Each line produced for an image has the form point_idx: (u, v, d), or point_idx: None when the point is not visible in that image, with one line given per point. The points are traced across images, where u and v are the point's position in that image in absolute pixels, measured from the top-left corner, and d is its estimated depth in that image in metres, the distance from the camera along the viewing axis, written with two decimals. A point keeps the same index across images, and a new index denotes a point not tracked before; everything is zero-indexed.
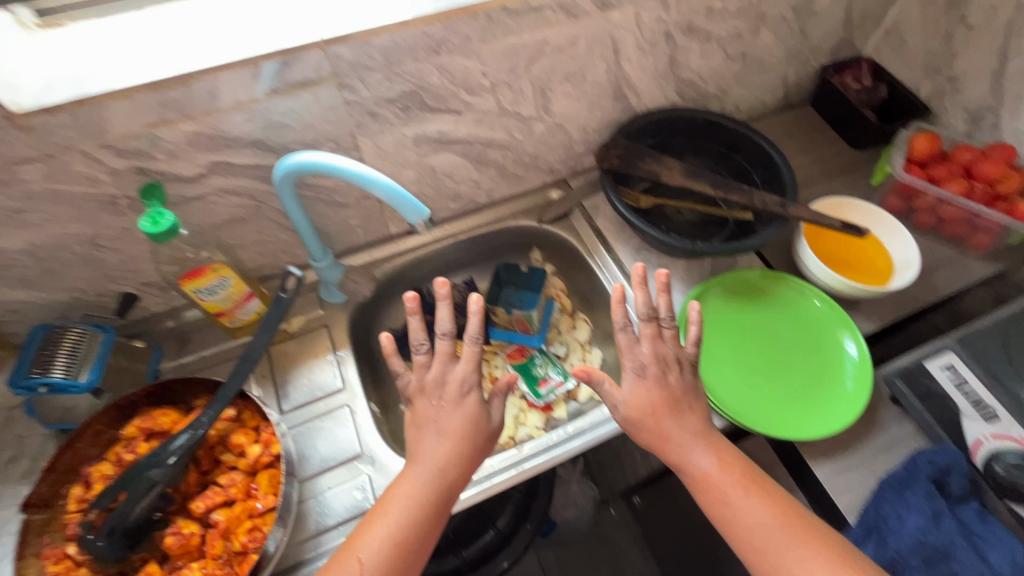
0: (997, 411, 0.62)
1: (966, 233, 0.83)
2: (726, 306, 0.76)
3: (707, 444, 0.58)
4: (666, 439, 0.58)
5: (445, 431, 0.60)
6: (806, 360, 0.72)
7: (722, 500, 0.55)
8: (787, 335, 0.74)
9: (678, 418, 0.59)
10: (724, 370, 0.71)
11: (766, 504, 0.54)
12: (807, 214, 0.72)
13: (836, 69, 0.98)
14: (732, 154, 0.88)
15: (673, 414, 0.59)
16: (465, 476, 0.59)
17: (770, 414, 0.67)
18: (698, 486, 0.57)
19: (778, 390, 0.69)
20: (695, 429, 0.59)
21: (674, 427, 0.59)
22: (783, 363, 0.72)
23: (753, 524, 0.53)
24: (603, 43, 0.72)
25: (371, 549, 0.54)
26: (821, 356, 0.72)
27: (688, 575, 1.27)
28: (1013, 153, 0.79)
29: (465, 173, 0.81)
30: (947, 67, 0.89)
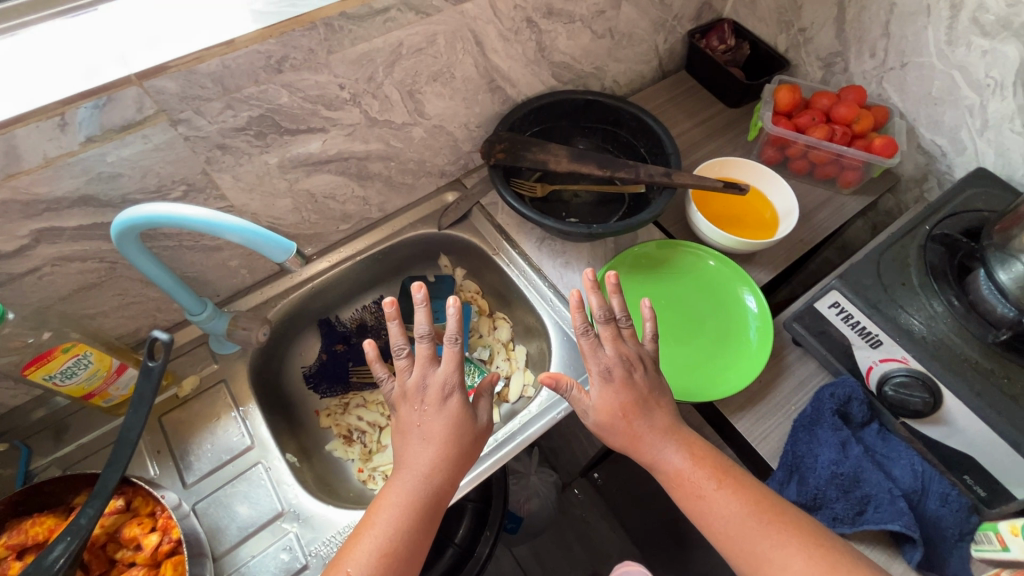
0: (880, 337, 0.64)
1: (836, 172, 0.88)
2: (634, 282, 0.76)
3: (667, 439, 0.59)
4: (638, 439, 0.59)
5: (430, 435, 0.58)
6: (712, 322, 0.74)
7: (698, 494, 0.56)
8: (693, 301, 0.76)
9: (648, 415, 0.59)
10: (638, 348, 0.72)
11: (733, 497, 0.55)
12: (690, 180, 0.74)
13: (702, 32, 1.02)
14: (617, 130, 0.89)
15: (644, 412, 0.59)
16: (452, 480, 0.57)
17: (686, 381, 0.69)
18: (670, 484, 0.58)
19: (691, 356, 0.72)
20: (664, 426, 0.59)
21: (646, 425, 0.59)
22: (692, 329, 0.74)
23: (723, 515, 0.54)
24: (464, 37, 0.69)
25: (362, 561, 0.52)
26: (726, 315, 0.74)
27: (654, 536, 1.32)
28: (863, 93, 0.85)
29: (349, 191, 0.76)
30: (797, 19, 0.94)
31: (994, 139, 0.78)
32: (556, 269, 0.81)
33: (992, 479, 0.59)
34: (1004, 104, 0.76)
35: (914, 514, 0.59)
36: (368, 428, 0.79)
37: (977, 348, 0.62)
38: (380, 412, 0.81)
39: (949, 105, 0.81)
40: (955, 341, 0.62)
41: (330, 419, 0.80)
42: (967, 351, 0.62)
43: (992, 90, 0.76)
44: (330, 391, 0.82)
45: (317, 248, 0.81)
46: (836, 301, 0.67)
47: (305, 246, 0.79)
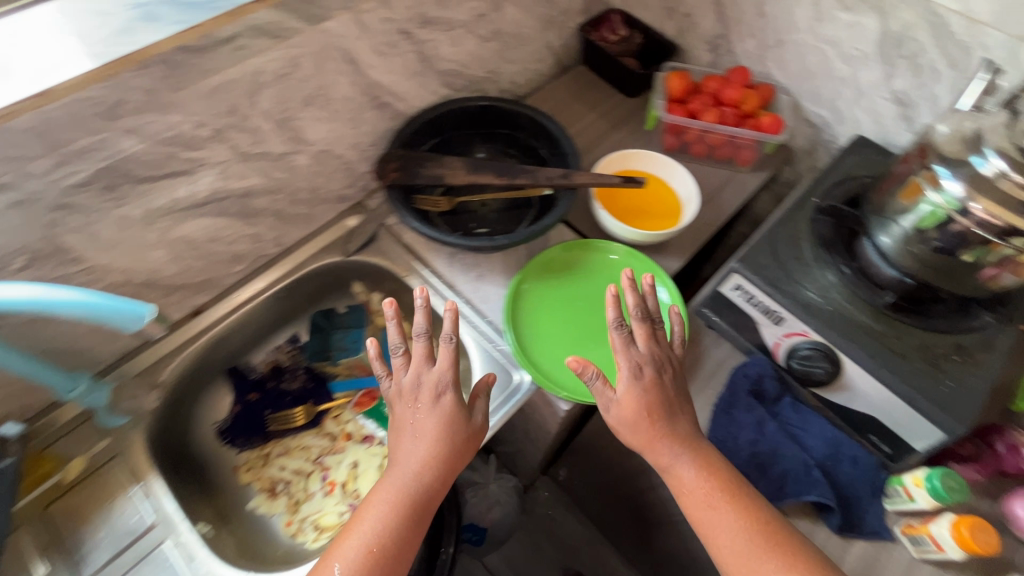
0: (781, 313, 0.66)
1: (732, 152, 0.91)
2: (546, 288, 0.76)
3: (685, 447, 0.58)
4: (656, 440, 0.58)
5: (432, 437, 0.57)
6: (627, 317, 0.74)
7: (708, 506, 0.56)
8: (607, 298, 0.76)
9: (671, 421, 0.59)
10: (558, 356, 0.71)
11: (741, 518, 0.55)
12: (589, 179, 0.74)
13: (593, 25, 1.01)
14: (516, 134, 0.87)
15: (667, 414, 0.59)
16: (445, 482, 0.56)
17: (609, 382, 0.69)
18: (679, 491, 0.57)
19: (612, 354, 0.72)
20: (684, 434, 0.58)
21: (667, 431, 0.58)
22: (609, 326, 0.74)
23: (727, 528, 0.55)
24: (334, 56, 0.65)
25: (345, 559, 0.52)
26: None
27: (618, 523, 1.34)
28: (748, 73, 0.88)
29: (235, 231, 0.71)
30: (680, 5, 0.95)
31: (868, 106, 0.82)
32: (470, 283, 0.79)
33: (894, 436, 0.62)
34: (872, 73, 0.79)
35: (829, 482, 0.61)
36: (293, 476, 0.75)
37: (868, 312, 0.65)
38: (304, 458, 0.77)
39: (825, 77, 0.84)
40: (848, 309, 0.65)
41: (251, 474, 0.75)
42: (860, 317, 0.64)
43: (859, 61, 0.79)
44: (248, 443, 0.77)
45: (211, 294, 0.75)
46: (738, 284, 0.68)
47: (197, 294, 0.73)
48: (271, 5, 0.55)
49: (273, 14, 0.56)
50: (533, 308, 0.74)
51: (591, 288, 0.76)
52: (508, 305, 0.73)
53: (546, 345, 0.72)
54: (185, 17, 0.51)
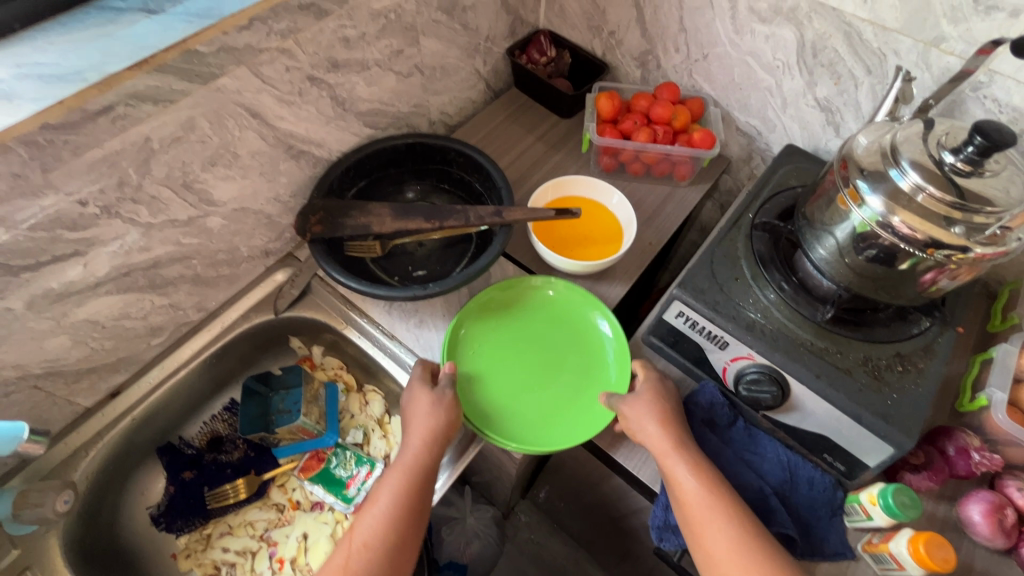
0: (725, 338, 0.64)
1: (670, 168, 0.90)
2: (486, 331, 0.73)
3: (696, 453, 0.59)
4: (669, 442, 0.59)
5: (429, 431, 0.61)
6: (571, 353, 0.72)
7: (712, 510, 0.55)
8: (550, 335, 0.73)
9: (684, 430, 0.60)
10: (501, 402, 0.68)
11: (743, 530, 0.53)
12: (522, 215, 0.72)
13: (520, 48, 0.99)
14: (449, 169, 0.84)
15: (680, 423, 0.61)
16: (431, 451, 0.61)
17: (557, 427, 0.67)
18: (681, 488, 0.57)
19: (557, 396, 0.69)
20: (692, 444, 0.59)
21: (681, 438, 0.59)
22: (554, 366, 0.71)
23: (728, 528, 0.54)
24: (234, 112, 0.61)
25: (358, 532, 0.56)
26: (583, 343, 0.73)
27: (600, 541, 1.32)
28: (677, 89, 0.87)
29: (148, 304, 0.66)
30: (604, 23, 0.94)
31: (795, 114, 0.82)
32: (410, 330, 0.75)
33: (846, 453, 0.61)
34: (795, 83, 0.79)
35: (786, 508, 0.60)
36: (237, 558, 0.70)
37: (808, 329, 0.64)
38: (249, 535, 0.72)
39: (751, 88, 0.84)
40: (790, 327, 0.63)
41: (191, 560, 0.70)
42: (802, 334, 0.63)
43: (781, 71, 0.80)
44: (186, 526, 0.71)
45: (130, 371, 0.70)
46: (680, 311, 0.66)
47: (112, 374, 0.68)
48: (149, 69, 0.50)
49: (153, 79, 0.52)
50: (473, 352, 0.72)
51: (531, 328, 0.74)
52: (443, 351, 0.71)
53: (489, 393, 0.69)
54: (47, 91, 0.47)
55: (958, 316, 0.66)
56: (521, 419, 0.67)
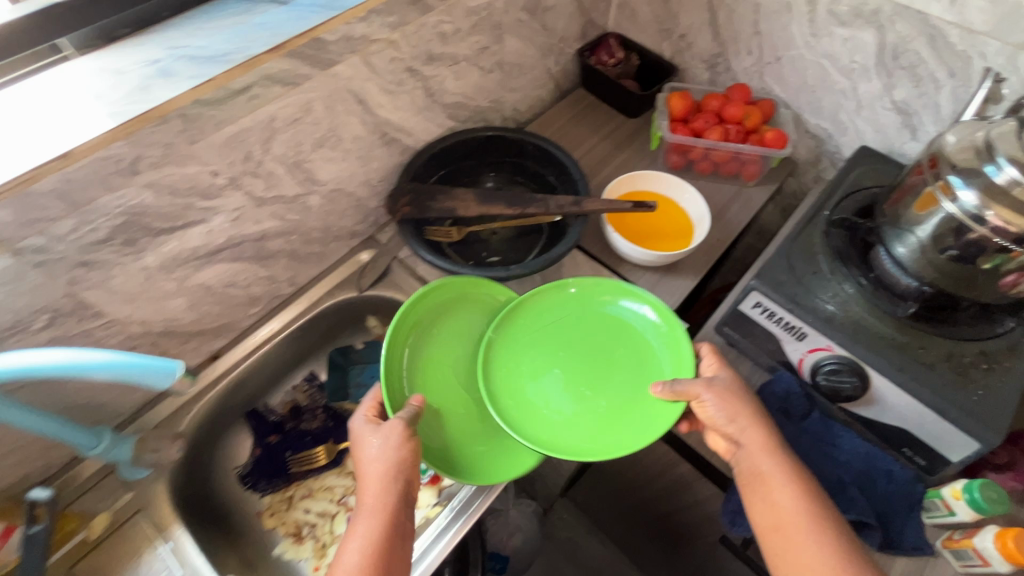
0: (804, 329, 0.65)
1: (738, 168, 0.91)
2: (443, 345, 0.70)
3: (784, 450, 0.59)
4: (757, 438, 0.59)
5: (381, 488, 0.55)
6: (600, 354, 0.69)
7: (802, 512, 0.55)
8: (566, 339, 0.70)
9: (769, 427, 0.60)
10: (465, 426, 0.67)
11: (828, 536, 0.54)
12: (600, 205, 0.75)
13: (590, 49, 1.03)
14: (524, 161, 0.88)
15: (766, 420, 0.61)
16: (386, 511, 0.55)
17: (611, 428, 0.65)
18: (767, 478, 0.57)
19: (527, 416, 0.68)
20: (778, 442, 0.60)
21: (768, 435, 0.60)
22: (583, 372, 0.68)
23: (810, 522, 0.54)
24: (344, 98, 0.65)
25: None
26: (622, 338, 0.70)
27: (642, 542, 1.31)
28: (749, 90, 0.89)
29: (251, 275, 0.71)
30: (675, 27, 0.96)
31: (870, 117, 0.83)
32: None
33: (926, 448, 0.62)
34: (871, 86, 0.80)
35: (866, 498, 0.61)
36: (318, 519, 0.74)
37: (889, 323, 0.64)
38: (328, 499, 0.76)
39: (825, 90, 0.86)
40: (869, 321, 0.64)
41: (275, 518, 0.74)
42: (882, 328, 0.64)
43: (858, 73, 0.81)
44: (270, 487, 0.76)
45: (227, 338, 0.75)
46: (757, 301, 0.67)
47: (214, 339, 0.73)
48: (283, 54, 0.56)
49: (286, 63, 0.56)
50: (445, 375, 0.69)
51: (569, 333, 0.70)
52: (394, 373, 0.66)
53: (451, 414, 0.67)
54: (200, 71, 0.52)
55: None
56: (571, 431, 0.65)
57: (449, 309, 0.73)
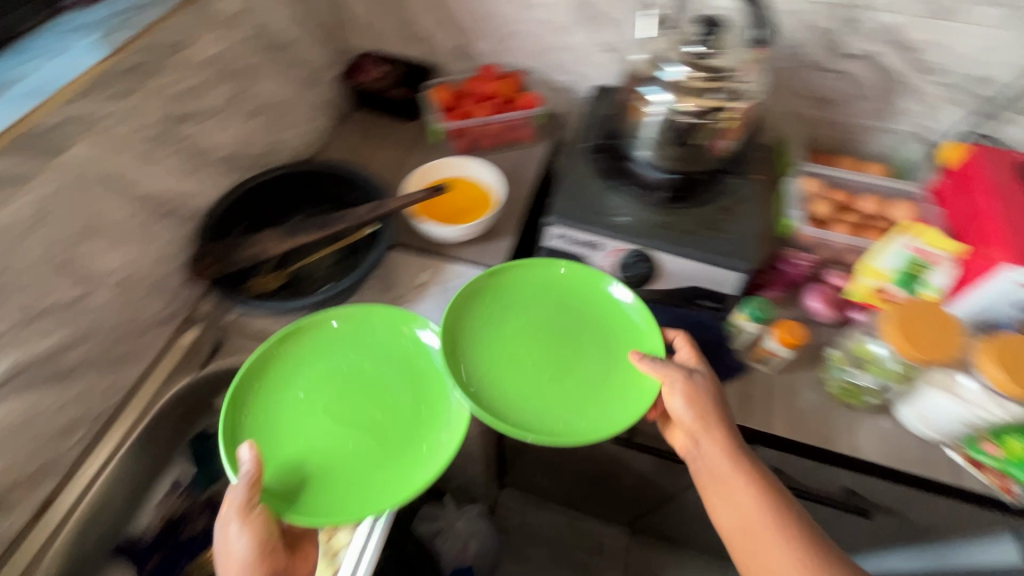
0: (596, 239, 0.77)
1: (517, 134, 1.01)
2: (313, 399, 0.69)
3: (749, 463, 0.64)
4: (720, 449, 0.65)
5: None
6: (576, 340, 0.75)
7: (770, 523, 0.61)
8: (494, 340, 0.74)
9: (733, 438, 0.65)
10: (322, 474, 0.63)
11: (792, 540, 0.60)
12: (399, 202, 0.80)
13: (351, 73, 1.07)
14: (321, 190, 0.88)
15: (727, 432, 0.65)
16: None
17: (604, 397, 0.70)
18: (731, 495, 0.64)
19: (377, 476, 0.64)
20: (742, 458, 0.64)
21: (728, 444, 0.65)
22: (539, 361, 0.73)
23: (773, 532, 0.61)
24: (90, 182, 0.62)
25: None
26: (601, 316, 0.77)
27: (584, 491, 1.39)
28: (494, 69, 1.01)
29: (55, 399, 0.64)
30: (417, 33, 1.05)
31: (594, 63, 0.99)
32: None
33: (712, 292, 0.77)
34: (583, 38, 0.96)
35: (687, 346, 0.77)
36: None
37: (654, 211, 0.79)
38: None
39: (553, 52, 1.00)
40: (638, 214, 0.78)
41: None
42: (648, 216, 0.78)
43: (570, 31, 0.96)
44: None
45: (54, 480, 0.66)
46: (555, 232, 0.79)
47: (36, 487, 0.64)
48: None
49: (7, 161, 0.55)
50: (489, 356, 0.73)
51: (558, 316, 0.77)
52: (229, 426, 0.63)
53: (302, 458, 0.64)
54: None
55: (753, 166, 0.84)
56: (535, 412, 0.69)
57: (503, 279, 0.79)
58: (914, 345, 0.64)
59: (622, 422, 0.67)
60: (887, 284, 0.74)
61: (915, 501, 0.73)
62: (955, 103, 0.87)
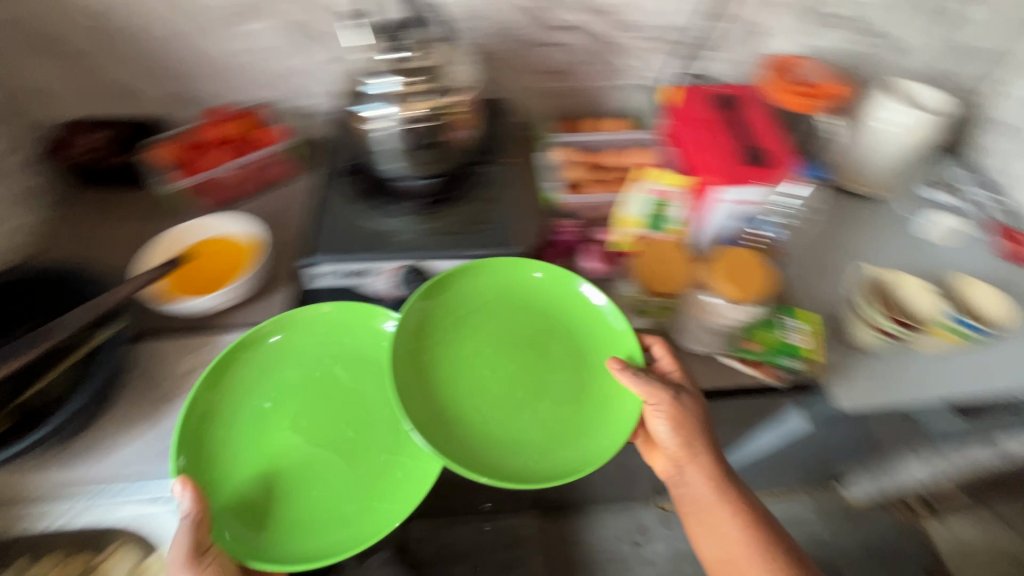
0: (364, 267, 0.73)
1: (271, 173, 0.92)
2: (280, 409, 0.71)
3: (728, 486, 0.73)
4: (702, 468, 0.72)
5: None
6: (543, 353, 0.75)
7: (744, 535, 0.71)
8: (464, 369, 0.73)
9: (721, 462, 0.73)
10: (278, 488, 0.67)
11: (760, 547, 0.71)
12: (125, 289, 0.67)
13: (51, 148, 0.90)
14: (36, 296, 0.74)
15: (720, 464, 0.73)
16: None
17: (580, 429, 0.70)
18: (702, 504, 0.73)
19: (347, 508, 0.67)
20: (721, 477, 0.73)
21: (706, 462, 0.72)
22: (512, 381, 0.73)
23: (747, 541, 0.71)
24: None
25: None
26: (577, 323, 0.77)
27: (481, 496, 1.39)
28: (222, 111, 0.91)
29: None
30: (122, 86, 0.92)
31: (334, 81, 0.95)
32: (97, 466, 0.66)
33: None
34: (310, 58, 0.91)
35: None
36: None
37: (418, 220, 0.77)
38: None
39: (286, 78, 0.93)
40: (402, 228, 0.76)
41: None
42: (413, 227, 0.77)
43: (293, 54, 0.90)
44: None
45: None
46: (320, 270, 0.73)
47: None
48: None
49: None
50: (462, 376, 0.72)
51: (530, 325, 0.77)
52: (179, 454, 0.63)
53: (262, 470, 0.67)
54: None
55: (505, 150, 0.87)
56: (512, 445, 0.69)
57: (467, 285, 0.76)
58: (664, 284, 0.80)
59: (600, 455, 0.68)
60: (643, 232, 0.82)
61: (711, 411, 0.82)
62: (659, 53, 0.97)
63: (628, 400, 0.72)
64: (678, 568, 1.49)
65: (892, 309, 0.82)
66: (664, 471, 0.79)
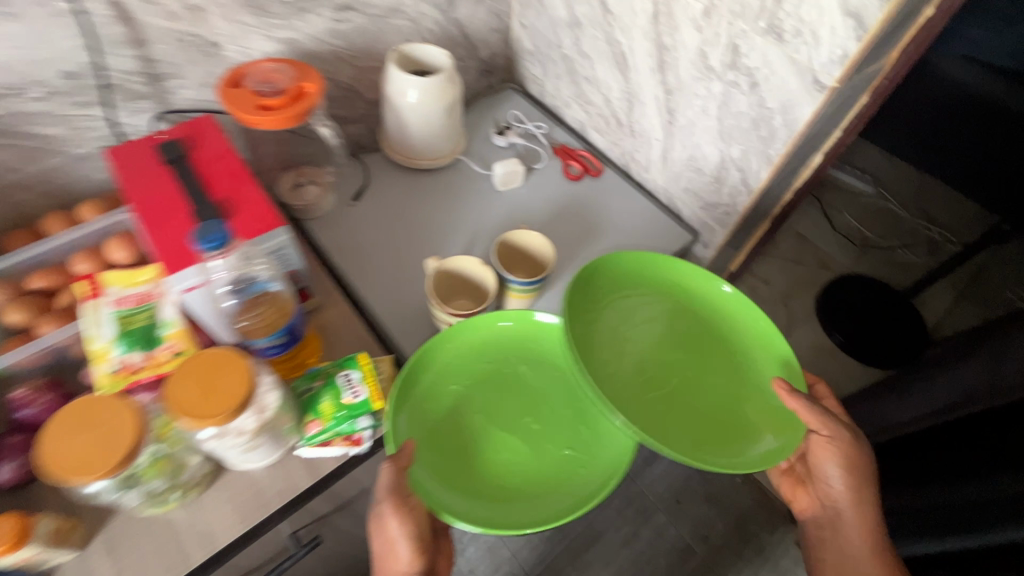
0: None
1: None
2: (465, 393, 0.76)
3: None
4: (863, 545, 0.79)
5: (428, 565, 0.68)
6: (705, 354, 0.84)
7: None
8: (677, 363, 0.83)
9: (890, 549, 0.79)
10: (452, 437, 0.73)
11: None
12: None
13: None
14: None
15: (887, 551, 0.79)
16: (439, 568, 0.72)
17: (746, 430, 0.77)
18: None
19: (556, 450, 0.75)
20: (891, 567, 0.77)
21: (880, 540, 0.79)
22: (701, 381, 0.82)
23: None
24: None
25: None
26: (709, 311, 0.86)
27: None
28: None
29: None
30: None
31: None
32: None
33: None
34: None
35: None
36: None
37: None
38: None
39: None
40: None
41: None
42: None
43: None
44: None
45: None
46: None
47: None
48: None
49: None
50: (648, 377, 0.82)
51: (700, 313, 0.86)
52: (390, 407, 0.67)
53: (444, 410, 0.74)
54: None
55: None
56: (667, 438, 0.76)
57: (611, 290, 0.85)
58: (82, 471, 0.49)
59: (754, 459, 0.73)
60: (119, 357, 0.60)
61: (349, 485, 0.72)
62: (94, 104, 0.74)
63: (795, 428, 0.75)
64: (494, 555, 1.51)
65: (457, 299, 0.82)
66: (807, 509, 0.88)
